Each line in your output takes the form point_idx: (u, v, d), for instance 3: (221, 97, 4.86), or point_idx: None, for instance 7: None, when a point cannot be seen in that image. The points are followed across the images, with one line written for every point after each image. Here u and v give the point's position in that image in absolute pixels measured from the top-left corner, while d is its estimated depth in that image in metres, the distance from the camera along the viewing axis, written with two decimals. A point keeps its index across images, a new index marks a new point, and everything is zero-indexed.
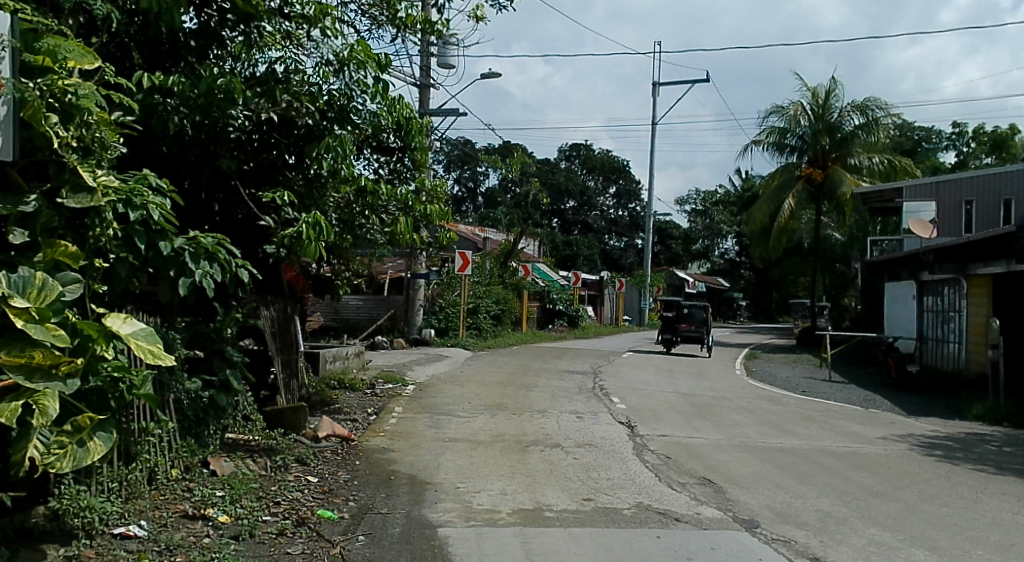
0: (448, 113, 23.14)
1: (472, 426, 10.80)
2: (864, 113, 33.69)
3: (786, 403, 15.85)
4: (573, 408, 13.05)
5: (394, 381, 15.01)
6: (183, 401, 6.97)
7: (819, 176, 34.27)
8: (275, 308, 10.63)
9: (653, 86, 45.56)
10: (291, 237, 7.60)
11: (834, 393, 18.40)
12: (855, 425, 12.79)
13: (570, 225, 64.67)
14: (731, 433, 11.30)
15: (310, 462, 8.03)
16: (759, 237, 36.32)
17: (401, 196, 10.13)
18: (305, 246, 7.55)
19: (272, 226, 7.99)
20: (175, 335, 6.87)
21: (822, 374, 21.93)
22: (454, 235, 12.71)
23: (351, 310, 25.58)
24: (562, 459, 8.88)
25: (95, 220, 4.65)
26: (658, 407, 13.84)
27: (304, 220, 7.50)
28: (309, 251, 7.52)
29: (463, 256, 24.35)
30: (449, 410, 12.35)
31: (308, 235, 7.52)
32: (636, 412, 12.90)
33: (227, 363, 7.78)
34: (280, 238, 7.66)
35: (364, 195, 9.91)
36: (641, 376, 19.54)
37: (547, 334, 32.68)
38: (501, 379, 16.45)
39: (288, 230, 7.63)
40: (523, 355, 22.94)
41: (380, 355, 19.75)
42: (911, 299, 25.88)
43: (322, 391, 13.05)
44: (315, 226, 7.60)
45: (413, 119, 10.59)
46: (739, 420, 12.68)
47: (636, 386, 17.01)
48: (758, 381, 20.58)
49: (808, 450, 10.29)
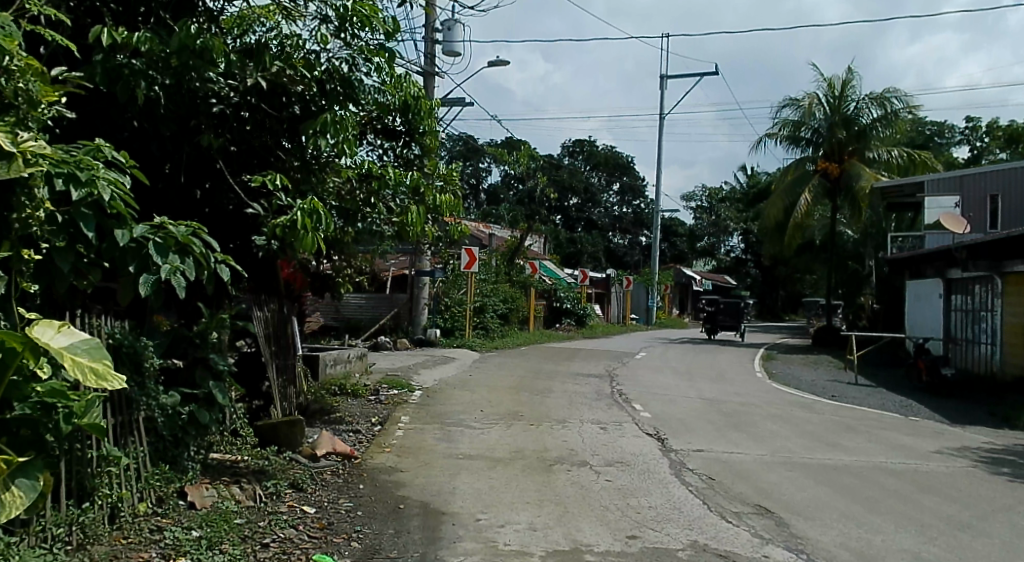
0: (451, 102, 22.03)
1: (487, 440, 9.74)
2: (882, 105, 32.39)
3: (820, 409, 14.79)
4: (595, 418, 11.97)
5: (400, 386, 13.93)
6: (157, 420, 5.90)
7: (835, 171, 33.10)
8: (271, 308, 9.61)
9: (660, 79, 44.50)
10: (283, 227, 6.54)
11: (866, 397, 17.32)
12: (904, 436, 11.71)
13: (574, 222, 63.69)
14: (774, 447, 10.22)
15: (307, 488, 6.96)
16: (773, 233, 35.17)
17: (412, 182, 9.10)
18: (300, 236, 6.48)
19: (261, 214, 6.93)
20: (148, 343, 5.82)
21: (848, 377, 20.88)
22: (466, 228, 11.66)
23: (353, 309, 24.48)
24: (593, 481, 7.82)
25: (22, 196, 3.71)
26: (686, 416, 12.76)
27: (299, 208, 6.44)
28: (306, 244, 6.45)
29: (470, 252, 23.29)
30: (460, 420, 11.30)
31: (305, 225, 6.45)
32: (664, 423, 11.82)
33: (212, 374, 6.72)
34: (271, 228, 6.60)
35: (369, 182, 8.87)
36: (660, 379, 18.46)
37: (555, 334, 31.62)
38: (513, 383, 15.39)
39: (280, 219, 6.56)
40: (533, 357, 21.89)
41: (384, 357, 18.70)
42: (936, 297, 24.82)
43: (321, 399, 12.05)
44: (313, 213, 6.55)
45: (422, 99, 9.55)
46: (777, 431, 11.60)
47: (657, 392, 15.92)
48: (781, 384, 19.53)
49: (864, 468, 9.21)
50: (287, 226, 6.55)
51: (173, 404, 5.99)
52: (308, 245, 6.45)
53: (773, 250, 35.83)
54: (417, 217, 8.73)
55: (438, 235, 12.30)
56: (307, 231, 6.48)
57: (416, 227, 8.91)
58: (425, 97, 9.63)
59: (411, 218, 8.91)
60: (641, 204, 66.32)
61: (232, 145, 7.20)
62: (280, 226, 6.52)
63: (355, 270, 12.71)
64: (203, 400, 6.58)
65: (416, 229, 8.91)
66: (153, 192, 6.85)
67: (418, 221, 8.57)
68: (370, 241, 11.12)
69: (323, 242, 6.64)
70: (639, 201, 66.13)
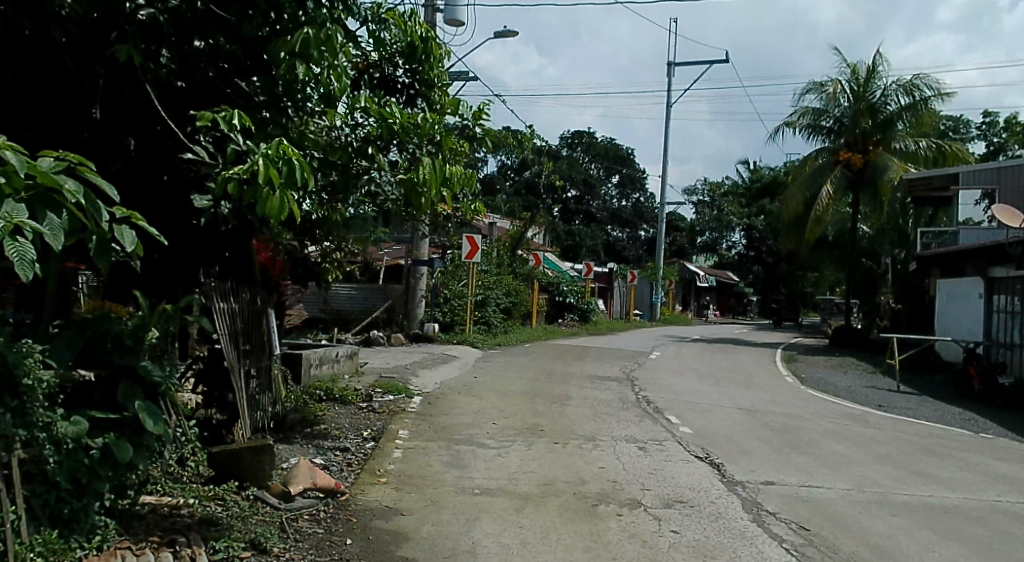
0: (454, 76, 20.00)
1: (508, 468, 7.80)
2: (910, 93, 30.63)
3: (877, 424, 12.93)
4: (630, 435, 10.06)
5: (396, 391, 11.96)
6: (49, 463, 4.01)
7: (859, 162, 31.09)
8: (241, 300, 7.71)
9: (670, 65, 42.66)
10: (236, 181, 4.71)
11: (917, 408, 15.44)
12: (997, 462, 9.84)
13: (572, 214, 61.95)
14: (856, 478, 8.32)
15: (270, 549, 5.02)
16: (791, 226, 33.12)
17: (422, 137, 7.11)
18: (262, 196, 4.55)
19: (204, 162, 5.16)
20: (34, 349, 3.93)
21: (886, 384, 19.05)
22: (481, 210, 9.83)
23: (342, 301, 22.28)
24: (654, 532, 5.95)
25: None
26: (733, 433, 10.84)
27: (257, 154, 4.55)
28: (272, 207, 4.52)
29: (472, 240, 21.38)
30: (470, 437, 9.35)
31: (270, 177, 4.53)
32: (713, 443, 9.91)
33: (140, 388, 4.76)
34: (222, 182, 4.71)
35: (366, 141, 6.94)
36: (685, 383, 16.55)
37: (560, 330, 29.68)
38: (524, 388, 13.47)
39: (234, 169, 4.68)
40: (541, 356, 19.96)
41: (377, 354, 16.77)
42: (976, 296, 23.12)
43: (302, 407, 10.12)
44: (279, 159, 4.65)
45: (433, 42, 7.60)
46: (848, 455, 9.72)
47: (686, 399, 14.02)
48: (816, 390, 17.70)
49: (982, 510, 7.34)
50: (250, 177, 4.65)
51: (76, 436, 4.08)
52: (276, 211, 4.53)
53: (787, 245, 33.87)
54: (430, 175, 6.60)
55: (441, 216, 10.41)
56: (271, 189, 4.59)
57: (415, 199, 6.83)
58: (434, 39, 7.65)
59: (411, 180, 6.85)
60: (640, 197, 64.48)
61: (177, 78, 5.70)
62: (230, 184, 4.62)
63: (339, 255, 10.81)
64: (129, 428, 4.65)
65: (417, 200, 6.82)
66: (75, 140, 5.50)
67: (426, 182, 6.29)
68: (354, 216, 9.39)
69: (299, 207, 4.76)
70: (638, 194, 64.24)
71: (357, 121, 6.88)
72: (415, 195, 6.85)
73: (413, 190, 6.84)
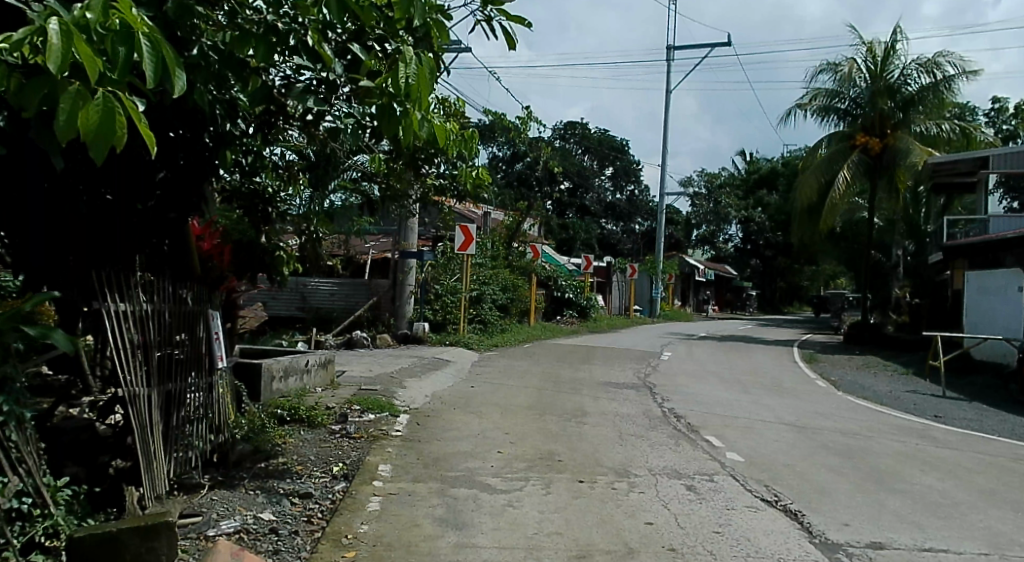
0: None
1: (524, 528, 5.74)
2: (932, 73, 28.59)
3: (949, 441, 10.95)
4: (671, 467, 7.99)
5: (378, 408, 9.83)
6: None
7: (877, 146, 29.15)
8: (147, 287, 5.95)
9: (668, 48, 40.46)
10: (5, 66, 3.03)
11: (979, 418, 13.44)
12: None
13: (565, 208, 59.73)
14: (983, 533, 6.31)
15: None
16: (804, 214, 31.08)
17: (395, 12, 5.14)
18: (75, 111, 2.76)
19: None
20: None
21: (928, 388, 17.09)
22: (486, 177, 7.87)
23: (322, 297, 19.96)
24: None
25: None
26: (794, 459, 8.78)
27: (52, 16, 2.83)
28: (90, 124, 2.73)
29: (466, 230, 19.33)
30: (470, 475, 7.28)
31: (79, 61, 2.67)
32: (775, 476, 7.92)
33: None
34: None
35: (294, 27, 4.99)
36: (711, 390, 14.51)
37: (559, 328, 27.61)
38: (530, 401, 11.41)
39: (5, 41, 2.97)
40: (544, 358, 17.91)
41: (359, 359, 14.66)
42: (1015, 289, 21.27)
43: (257, 434, 8.03)
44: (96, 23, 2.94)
45: None
46: (949, 493, 7.67)
47: (718, 411, 11.97)
48: (856, 397, 15.67)
49: None
50: (37, 60, 2.98)
51: None
52: (99, 123, 2.73)
53: (801, 236, 31.78)
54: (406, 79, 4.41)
55: (432, 189, 8.25)
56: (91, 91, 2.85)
57: (386, 126, 5.10)
58: None
59: (377, 96, 5.19)
60: (634, 189, 62.59)
61: None
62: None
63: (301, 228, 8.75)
64: None
65: (389, 127, 5.09)
66: None
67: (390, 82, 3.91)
68: (341, 203, 8.63)
69: (150, 122, 2.97)
70: (632, 185, 62.08)
71: (286, 10, 4.99)
72: (391, 121, 5.06)
73: (388, 111, 5.07)
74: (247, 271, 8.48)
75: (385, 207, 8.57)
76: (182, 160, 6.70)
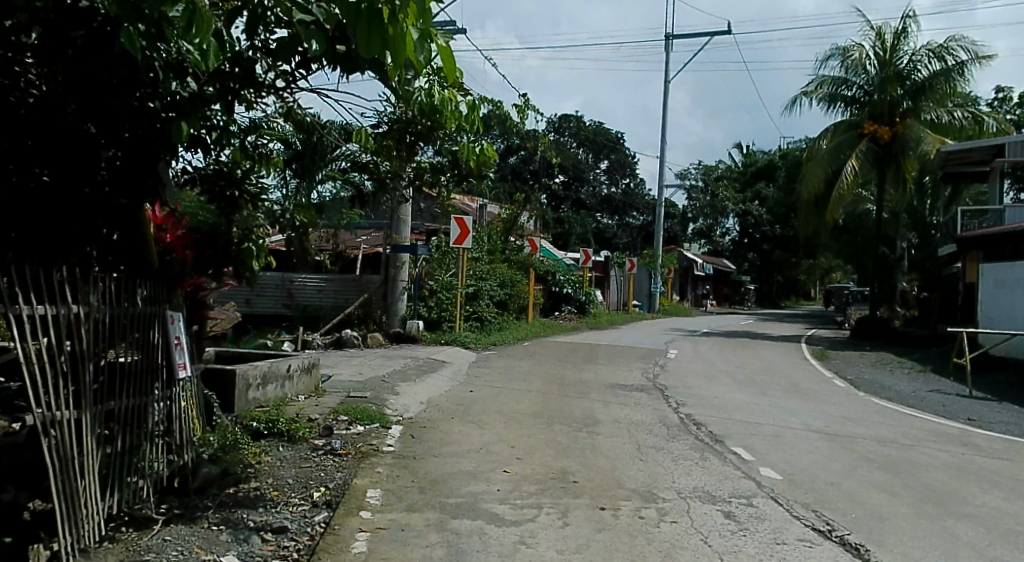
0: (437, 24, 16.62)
1: None
2: (943, 59, 27.55)
3: (996, 450, 9.99)
4: (702, 489, 6.97)
5: (368, 418, 8.81)
6: None
7: (887, 135, 28.14)
8: (92, 292, 4.95)
9: (667, 38, 39.42)
10: None
11: (1018, 422, 12.49)
12: None
13: (560, 201, 58.71)
14: None
15: None
16: (810, 206, 30.13)
17: None
18: None
19: None
20: None
21: (953, 388, 16.15)
22: (491, 155, 6.74)
23: (310, 294, 18.90)
24: None
25: None
26: (836, 476, 7.78)
27: None
28: None
29: (462, 223, 18.26)
30: (471, 502, 6.23)
31: None
32: (821, 498, 6.92)
33: None
34: None
35: None
36: (727, 393, 13.51)
37: (559, 325, 26.56)
38: (537, 408, 10.39)
39: None
40: (545, 358, 16.89)
41: (348, 361, 13.62)
42: None
43: (229, 452, 6.99)
44: None
45: None
46: (1021, 517, 6.68)
47: (741, 418, 10.98)
48: (879, 397, 14.72)
49: None
50: None
51: None
52: None
53: (807, 228, 30.78)
54: None
55: (428, 170, 7.13)
56: None
57: (363, 42, 3.45)
58: None
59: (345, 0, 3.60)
60: (630, 182, 61.56)
61: None
62: None
63: (276, 215, 7.39)
64: None
65: (368, 44, 3.43)
66: None
67: None
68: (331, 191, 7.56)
69: None
70: (628, 179, 61.02)
71: None
72: (370, 33, 3.42)
73: (363, 12, 3.43)
74: (207, 266, 7.03)
75: (376, 203, 7.58)
76: (128, 133, 5.57)
